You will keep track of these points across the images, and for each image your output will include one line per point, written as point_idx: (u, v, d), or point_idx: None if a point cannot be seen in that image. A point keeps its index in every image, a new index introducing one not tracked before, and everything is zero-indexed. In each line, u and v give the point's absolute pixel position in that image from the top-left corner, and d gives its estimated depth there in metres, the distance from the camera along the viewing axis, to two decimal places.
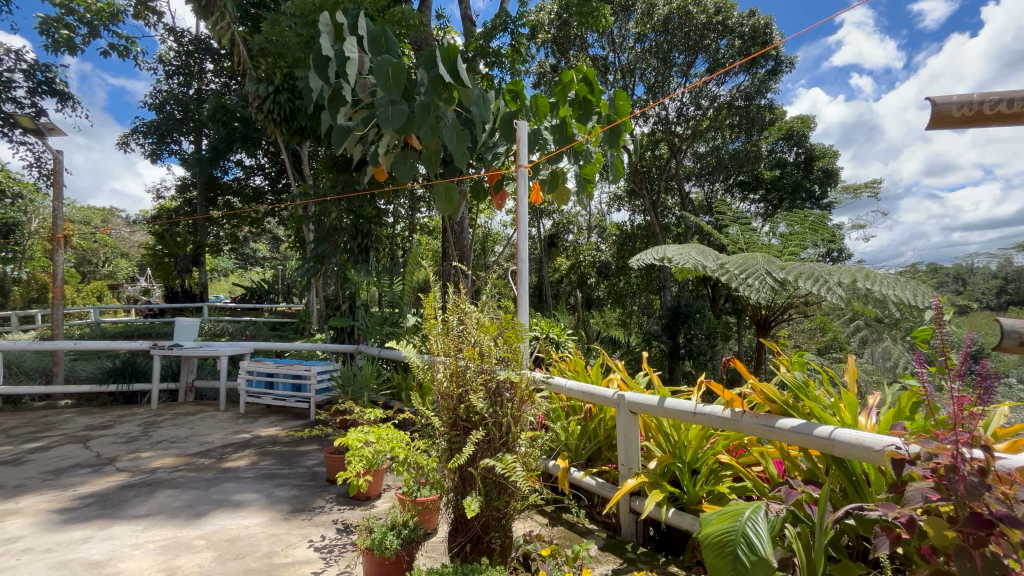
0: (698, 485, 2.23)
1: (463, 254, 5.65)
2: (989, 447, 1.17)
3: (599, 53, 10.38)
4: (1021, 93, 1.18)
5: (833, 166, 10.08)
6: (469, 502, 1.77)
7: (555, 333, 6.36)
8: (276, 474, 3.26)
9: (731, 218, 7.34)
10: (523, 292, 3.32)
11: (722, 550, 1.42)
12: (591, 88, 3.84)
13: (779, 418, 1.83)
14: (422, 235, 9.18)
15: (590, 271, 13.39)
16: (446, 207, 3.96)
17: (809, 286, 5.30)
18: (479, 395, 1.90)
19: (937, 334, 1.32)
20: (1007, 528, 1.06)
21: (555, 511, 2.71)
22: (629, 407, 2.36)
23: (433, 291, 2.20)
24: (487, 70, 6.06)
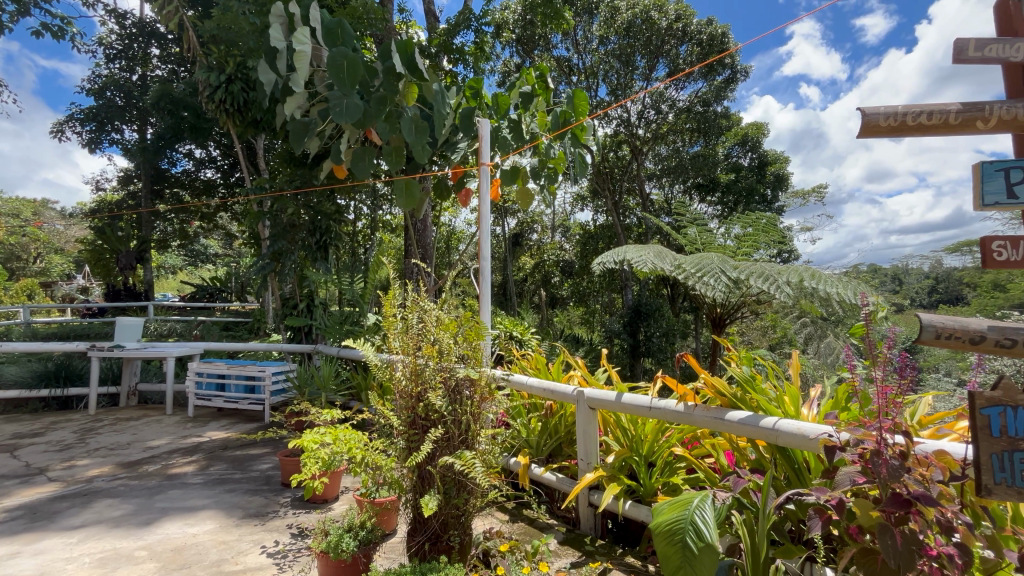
0: (653, 477, 2.31)
1: (426, 252, 5.57)
2: (909, 432, 1.27)
3: (563, 54, 10.56)
4: (939, 106, 1.28)
5: (784, 172, 10.55)
6: (427, 501, 1.76)
7: (518, 332, 6.39)
8: (227, 479, 3.13)
9: (689, 219, 7.60)
10: (485, 291, 3.31)
11: (671, 539, 1.47)
12: (545, 85, 4.03)
13: (729, 411, 1.92)
14: (386, 233, 9.03)
15: (554, 270, 13.53)
16: (407, 203, 3.90)
17: (759, 284, 5.57)
18: (437, 393, 1.89)
19: (869, 329, 1.41)
20: (922, 506, 1.15)
21: (515, 507, 2.73)
22: (588, 403, 2.41)
23: (392, 289, 2.17)
24: (451, 68, 6.00)
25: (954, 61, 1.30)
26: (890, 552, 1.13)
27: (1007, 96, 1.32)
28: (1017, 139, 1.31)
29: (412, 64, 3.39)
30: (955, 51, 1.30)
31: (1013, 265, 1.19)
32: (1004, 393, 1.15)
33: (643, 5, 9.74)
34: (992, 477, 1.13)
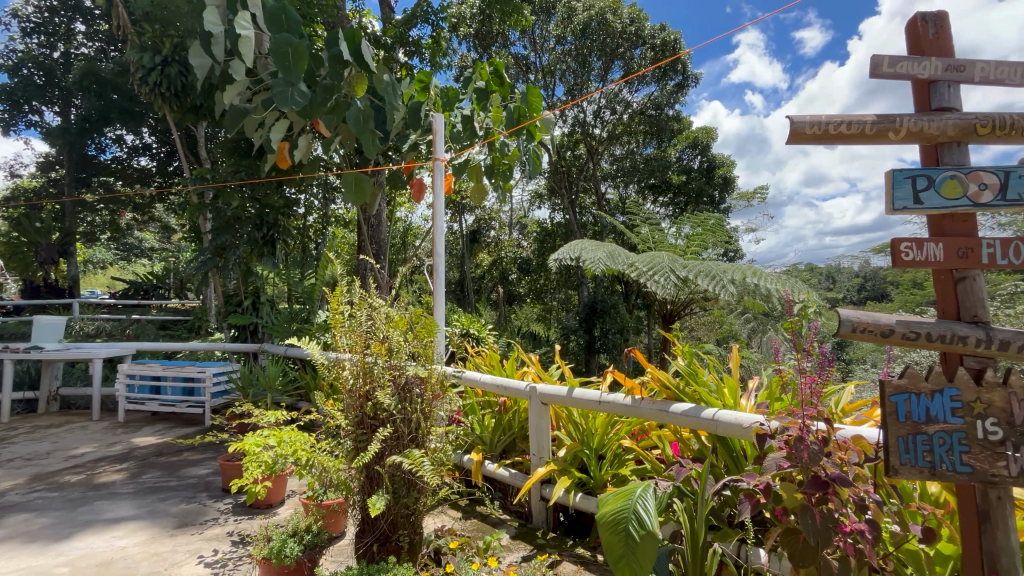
0: (603, 469, 2.36)
1: (380, 248, 5.43)
2: (829, 419, 1.37)
3: (520, 52, 10.62)
4: (857, 117, 1.39)
5: (730, 175, 11.02)
6: (375, 501, 1.73)
7: (475, 329, 6.36)
8: (161, 488, 2.94)
9: (642, 218, 7.83)
10: (439, 288, 3.27)
11: (615, 528, 1.52)
12: (500, 80, 3.94)
13: (673, 403, 1.99)
14: (338, 228, 8.76)
15: (511, 267, 13.57)
16: (357, 198, 3.78)
17: (706, 283, 5.82)
18: (386, 392, 1.85)
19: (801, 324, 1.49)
20: (838, 486, 1.24)
21: (469, 504, 2.73)
22: (540, 398, 2.44)
23: (339, 285, 2.10)
24: (406, 60, 5.87)
25: (873, 76, 1.39)
26: (810, 530, 1.22)
27: (916, 110, 1.45)
28: (923, 150, 1.43)
29: (360, 54, 3.30)
30: (872, 65, 1.40)
31: (919, 265, 1.30)
32: (910, 381, 1.25)
33: (599, 7, 9.89)
34: (898, 458, 1.23)
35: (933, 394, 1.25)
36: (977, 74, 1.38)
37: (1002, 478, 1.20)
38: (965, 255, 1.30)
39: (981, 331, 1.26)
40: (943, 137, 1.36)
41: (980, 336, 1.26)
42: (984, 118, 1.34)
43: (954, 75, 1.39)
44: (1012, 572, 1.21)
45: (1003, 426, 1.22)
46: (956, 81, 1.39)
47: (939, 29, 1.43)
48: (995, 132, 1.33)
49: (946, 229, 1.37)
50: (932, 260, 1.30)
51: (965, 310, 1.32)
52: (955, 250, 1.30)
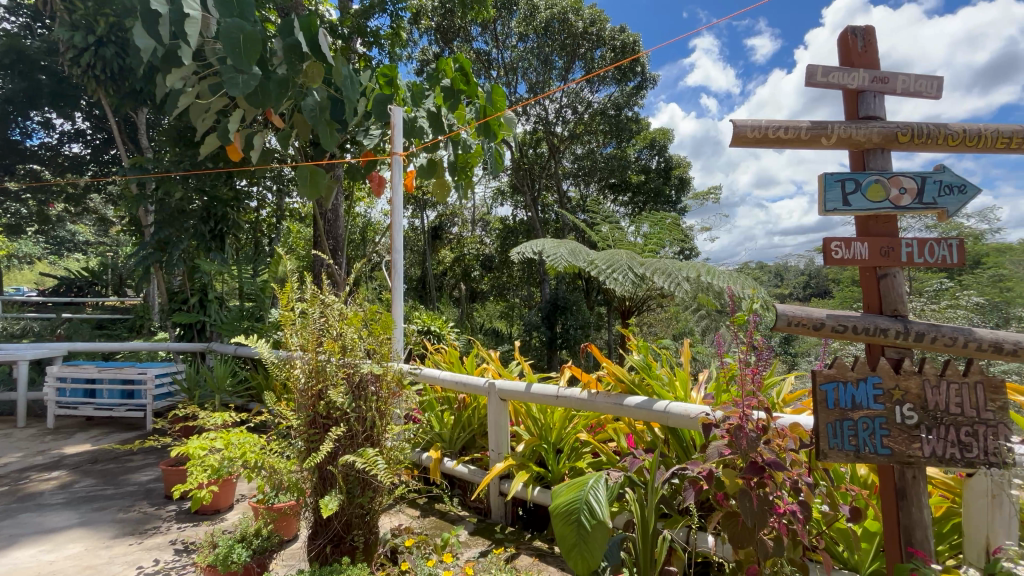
0: (561, 463, 2.40)
1: (337, 244, 5.24)
2: (769, 408, 1.44)
3: (482, 48, 10.61)
4: (793, 122, 1.47)
5: (686, 176, 11.36)
6: (327, 502, 1.69)
7: (436, 326, 6.33)
8: (96, 496, 2.76)
9: (602, 217, 7.99)
10: (398, 285, 3.22)
11: (568, 519, 1.56)
12: (466, 78, 3.87)
13: (627, 396, 2.05)
14: (293, 222, 8.47)
15: (474, 264, 13.52)
16: (311, 192, 3.67)
17: (662, 281, 6.01)
18: (339, 390, 1.81)
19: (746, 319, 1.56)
20: (772, 471, 1.32)
21: (427, 502, 2.72)
22: (499, 394, 2.46)
23: (290, 281, 2.03)
24: (365, 51, 5.69)
25: (810, 83, 1.48)
26: (748, 512, 1.29)
27: (846, 118, 1.54)
28: (853, 155, 1.53)
29: (316, 44, 3.21)
30: (808, 74, 1.48)
31: (847, 263, 1.40)
32: (838, 371, 1.34)
33: (561, 6, 9.96)
34: (828, 442, 1.32)
35: (858, 382, 1.34)
36: (899, 86, 1.50)
37: (917, 458, 1.31)
38: (886, 253, 1.41)
39: (901, 323, 1.37)
40: (869, 144, 1.46)
41: (899, 328, 1.36)
42: (904, 126, 1.45)
43: (879, 86, 1.49)
44: (924, 544, 1.32)
45: (918, 412, 1.32)
46: (881, 92, 1.50)
47: (867, 42, 1.53)
48: (914, 140, 1.44)
49: (871, 230, 1.48)
50: (859, 258, 1.40)
51: (886, 305, 1.43)
52: (879, 249, 1.41)
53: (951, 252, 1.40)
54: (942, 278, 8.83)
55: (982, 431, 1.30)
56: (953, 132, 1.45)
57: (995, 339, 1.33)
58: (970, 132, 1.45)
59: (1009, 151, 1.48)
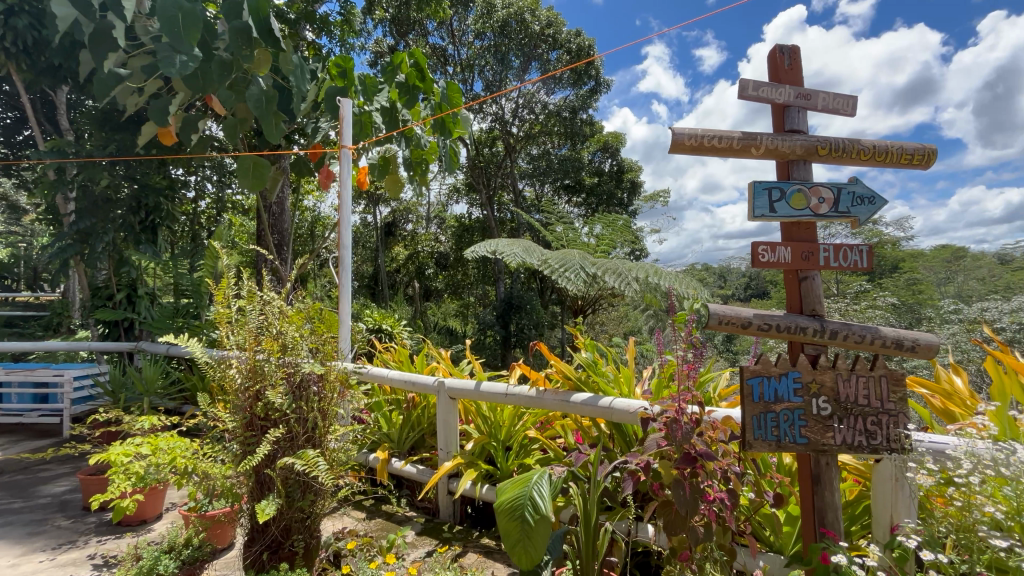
0: (510, 460, 2.42)
1: (283, 239, 5.01)
2: (702, 402, 1.53)
3: (438, 43, 10.54)
4: (727, 132, 1.55)
5: (637, 179, 11.66)
6: (264, 507, 1.62)
7: (388, 324, 6.22)
8: (0, 512, 2.51)
9: (556, 217, 8.11)
10: (346, 283, 3.12)
11: (513, 515, 1.58)
12: (422, 74, 3.81)
13: (573, 393, 2.10)
14: (234, 215, 8.06)
15: (428, 262, 13.36)
16: (255, 184, 3.49)
17: (613, 280, 6.17)
18: (278, 391, 1.73)
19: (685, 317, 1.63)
20: (702, 462, 1.40)
21: (374, 504, 2.67)
22: (448, 393, 2.44)
23: (226, 277, 1.92)
24: (314, 38, 5.46)
25: (742, 95, 1.57)
26: (680, 501, 1.36)
27: (774, 130, 1.65)
28: (779, 165, 1.63)
29: (265, 28, 3.01)
30: (740, 87, 1.57)
31: (772, 265, 1.50)
32: (763, 366, 1.44)
33: (518, 6, 9.98)
34: (753, 433, 1.41)
35: (780, 376, 1.44)
36: (819, 103, 1.62)
37: (830, 446, 1.43)
38: (807, 257, 1.51)
39: (818, 322, 1.48)
40: (792, 155, 1.57)
41: (816, 327, 1.48)
42: (823, 141, 1.57)
43: (802, 102, 1.61)
44: (834, 524, 1.45)
45: (832, 404, 1.44)
46: (804, 108, 1.61)
47: (792, 61, 1.65)
48: (832, 154, 1.57)
49: (794, 236, 1.58)
50: (782, 261, 1.51)
51: (806, 305, 1.54)
52: (800, 253, 1.52)
53: (861, 257, 1.54)
54: (864, 281, 9.58)
55: (885, 420, 1.43)
56: (864, 148, 1.59)
57: (898, 337, 1.47)
58: (879, 148, 1.59)
59: (912, 167, 1.63)
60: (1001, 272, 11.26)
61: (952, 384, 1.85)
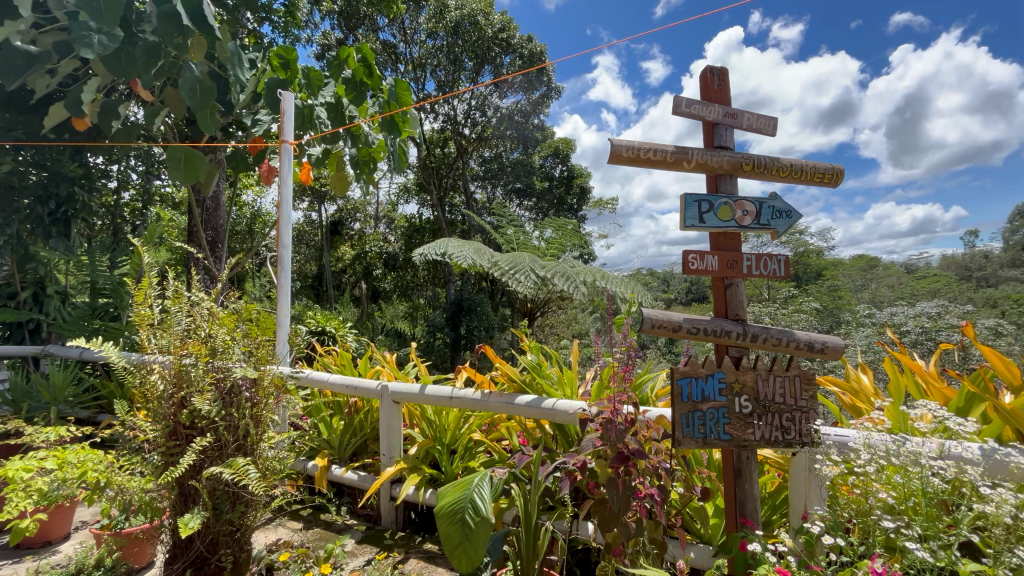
0: (455, 464, 2.41)
1: (217, 236, 4.72)
2: (637, 402, 1.59)
3: (389, 39, 10.34)
4: (662, 145, 1.64)
5: (587, 185, 11.92)
6: (187, 521, 1.51)
7: (332, 327, 6.04)
8: None
9: (507, 220, 8.14)
10: (285, 283, 2.98)
11: (453, 518, 1.59)
12: (369, 70, 3.73)
13: (518, 395, 2.12)
14: (162, 208, 7.53)
15: (375, 262, 13.01)
16: (187, 177, 3.28)
17: (561, 284, 6.27)
18: (205, 397, 1.63)
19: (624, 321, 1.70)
20: (635, 459, 1.46)
21: (312, 513, 2.57)
22: (391, 397, 2.40)
23: (149, 276, 1.78)
24: (256, 26, 5.21)
25: (675, 111, 1.66)
26: (614, 498, 1.41)
27: (705, 145, 1.76)
28: (709, 179, 1.74)
29: (198, 14, 2.84)
30: (674, 104, 1.66)
31: (701, 273, 1.60)
32: (692, 368, 1.52)
33: (471, 8, 9.96)
34: (682, 431, 1.49)
35: (707, 377, 1.53)
36: (745, 122, 1.74)
37: (750, 441, 1.53)
38: (732, 266, 1.62)
39: (741, 326, 1.59)
40: (720, 170, 1.67)
41: (740, 330, 1.59)
42: (748, 158, 1.68)
43: (729, 121, 1.72)
44: (753, 514, 1.56)
45: (752, 402, 1.55)
46: (731, 126, 1.73)
47: (721, 81, 1.76)
48: (755, 170, 1.69)
49: (721, 245, 1.69)
50: (709, 270, 1.61)
51: (731, 310, 1.65)
52: (726, 262, 1.62)
53: (780, 266, 1.66)
54: (792, 287, 10.29)
55: (798, 417, 1.55)
56: (783, 165, 1.72)
57: (810, 339, 1.61)
58: (796, 167, 1.73)
59: (823, 185, 1.78)
60: (907, 280, 12.46)
61: (859, 381, 2.04)
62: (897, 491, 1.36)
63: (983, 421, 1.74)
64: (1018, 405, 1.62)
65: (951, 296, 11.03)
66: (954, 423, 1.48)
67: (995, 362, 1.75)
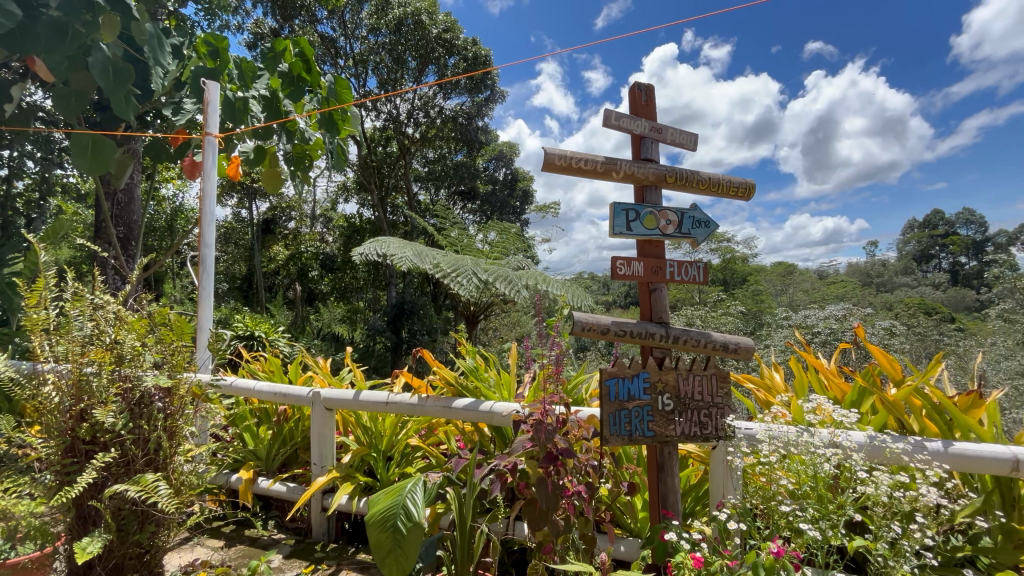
0: (390, 470, 2.36)
1: (130, 232, 4.32)
2: (567, 403, 1.64)
3: (328, 33, 10.04)
4: (592, 154, 1.71)
5: (530, 189, 12.09)
6: (84, 545, 1.37)
7: (263, 330, 5.73)
8: None
9: (451, 222, 8.07)
10: (207, 284, 2.80)
11: (384, 526, 1.56)
12: (307, 65, 3.54)
13: (455, 398, 2.11)
14: (64, 199, 6.83)
15: (312, 263, 12.53)
16: (95, 167, 2.97)
17: (503, 287, 6.31)
18: (109, 409, 1.49)
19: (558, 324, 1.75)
20: (564, 458, 1.50)
21: (235, 530, 2.42)
22: (324, 404, 2.31)
23: (45, 275, 1.60)
24: (179, 7, 4.86)
25: (605, 123, 1.74)
26: (543, 496, 1.45)
27: (633, 157, 1.85)
28: (636, 190, 1.84)
29: None
30: (604, 116, 1.74)
31: (627, 278, 1.68)
32: (618, 368, 1.59)
33: (415, 6, 9.75)
34: (609, 429, 1.56)
35: (632, 377, 1.61)
36: (668, 137, 1.85)
37: (671, 437, 1.63)
38: (656, 272, 1.72)
39: (664, 329, 1.69)
40: (646, 181, 1.77)
41: (663, 332, 1.68)
42: (671, 170, 1.79)
43: (655, 135, 1.83)
44: (674, 505, 1.66)
45: (673, 400, 1.65)
46: (656, 140, 1.84)
47: (648, 97, 1.87)
48: (677, 182, 1.80)
49: (647, 253, 1.79)
50: (635, 275, 1.70)
51: (655, 313, 1.75)
52: (650, 268, 1.72)
53: (699, 272, 1.78)
54: (720, 291, 10.99)
55: (715, 412, 1.67)
56: (703, 179, 1.84)
57: (725, 340, 1.73)
58: (714, 180, 1.86)
59: (737, 198, 1.93)
60: (818, 286, 13.68)
61: (772, 378, 2.22)
62: (796, 477, 1.49)
63: (871, 412, 1.95)
64: (899, 397, 1.82)
65: (853, 300, 12.22)
66: (838, 414, 1.66)
67: (882, 359, 1.96)
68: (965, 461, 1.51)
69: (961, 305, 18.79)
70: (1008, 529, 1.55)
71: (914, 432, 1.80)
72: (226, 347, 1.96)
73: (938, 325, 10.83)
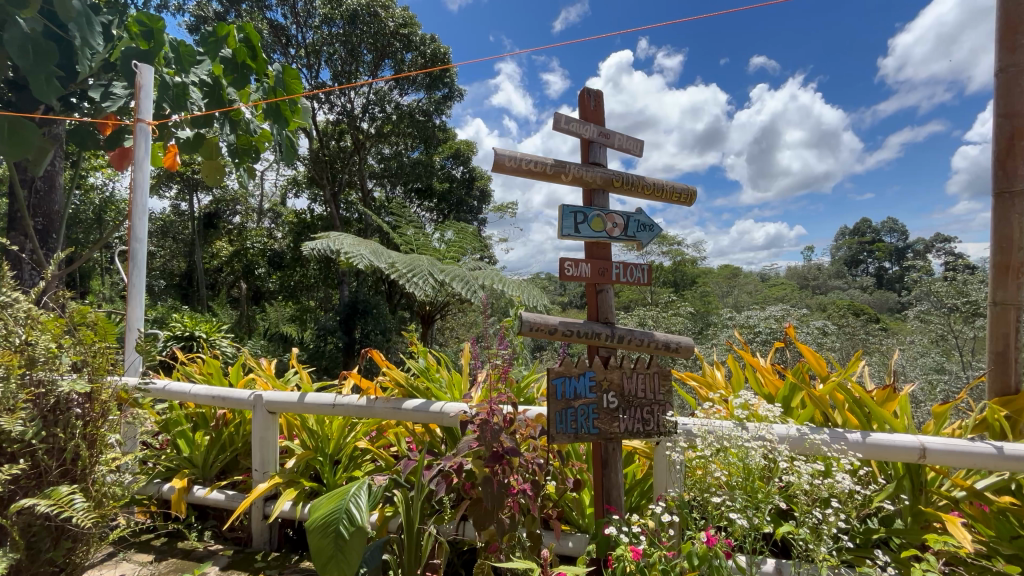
0: (338, 475, 2.30)
1: (52, 223, 3.97)
2: (514, 402, 1.66)
3: (278, 20, 9.64)
4: (542, 156, 1.73)
5: (487, 189, 12.07)
6: None
7: (205, 330, 5.45)
8: None
9: (406, 220, 7.91)
10: (138, 282, 2.61)
11: (326, 531, 1.52)
12: (253, 51, 3.32)
13: (405, 400, 2.08)
14: None
15: (259, 260, 12.02)
16: (11, 151, 2.71)
17: (459, 287, 6.27)
18: (18, 416, 1.37)
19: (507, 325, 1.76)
20: (510, 457, 1.52)
21: (167, 543, 2.28)
22: (266, 407, 2.21)
23: None
24: None
25: (554, 126, 1.77)
26: (488, 495, 1.46)
27: (581, 161, 1.89)
28: (585, 193, 1.87)
29: None
30: (555, 120, 1.77)
31: (574, 279, 1.72)
32: (565, 368, 1.62)
33: None
34: (555, 427, 1.59)
35: (578, 376, 1.65)
36: (616, 142, 1.91)
37: (615, 433, 1.68)
38: (602, 273, 1.76)
39: (610, 329, 1.74)
40: (595, 184, 1.81)
41: (608, 332, 1.73)
42: (617, 175, 1.84)
43: (603, 140, 1.88)
44: (617, 499, 1.71)
45: (617, 397, 1.70)
46: (604, 145, 1.88)
47: (597, 103, 1.91)
48: (623, 187, 1.85)
49: (594, 254, 1.83)
50: (583, 276, 1.74)
51: (602, 314, 1.79)
52: (598, 269, 1.76)
53: (643, 274, 1.84)
54: (669, 293, 11.39)
55: (656, 409, 1.73)
56: (648, 184, 1.91)
57: (666, 339, 1.80)
58: (658, 186, 1.93)
59: (680, 203, 2.01)
60: (760, 288, 14.43)
61: (713, 375, 2.34)
62: (729, 469, 1.56)
63: (800, 406, 2.09)
64: (825, 392, 1.96)
65: (792, 301, 12.95)
66: (765, 408, 1.77)
67: (809, 357, 2.10)
68: (878, 449, 1.64)
69: (885, 307, 20.37)
70: (915, 511, 1.71)
71: (838, 424, 1.93)
72: (159, 350, 1.84)
73: (866, 325, 11.65)
